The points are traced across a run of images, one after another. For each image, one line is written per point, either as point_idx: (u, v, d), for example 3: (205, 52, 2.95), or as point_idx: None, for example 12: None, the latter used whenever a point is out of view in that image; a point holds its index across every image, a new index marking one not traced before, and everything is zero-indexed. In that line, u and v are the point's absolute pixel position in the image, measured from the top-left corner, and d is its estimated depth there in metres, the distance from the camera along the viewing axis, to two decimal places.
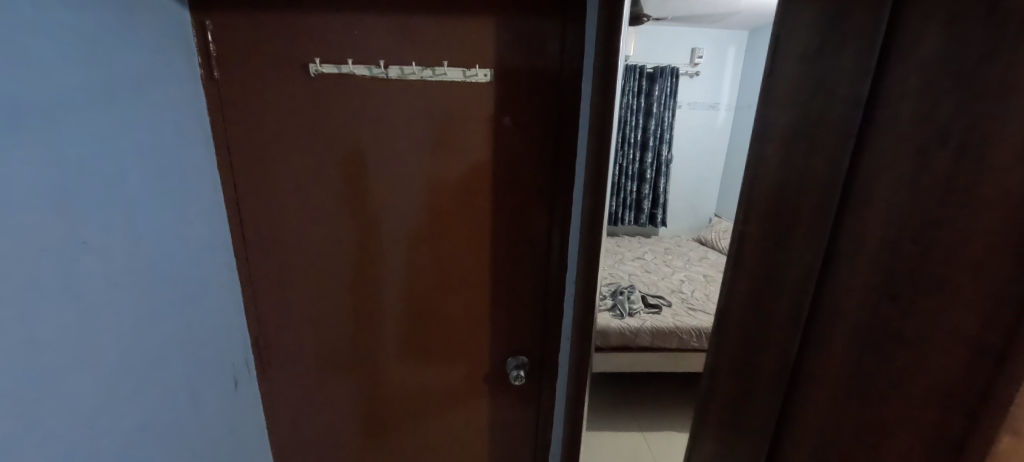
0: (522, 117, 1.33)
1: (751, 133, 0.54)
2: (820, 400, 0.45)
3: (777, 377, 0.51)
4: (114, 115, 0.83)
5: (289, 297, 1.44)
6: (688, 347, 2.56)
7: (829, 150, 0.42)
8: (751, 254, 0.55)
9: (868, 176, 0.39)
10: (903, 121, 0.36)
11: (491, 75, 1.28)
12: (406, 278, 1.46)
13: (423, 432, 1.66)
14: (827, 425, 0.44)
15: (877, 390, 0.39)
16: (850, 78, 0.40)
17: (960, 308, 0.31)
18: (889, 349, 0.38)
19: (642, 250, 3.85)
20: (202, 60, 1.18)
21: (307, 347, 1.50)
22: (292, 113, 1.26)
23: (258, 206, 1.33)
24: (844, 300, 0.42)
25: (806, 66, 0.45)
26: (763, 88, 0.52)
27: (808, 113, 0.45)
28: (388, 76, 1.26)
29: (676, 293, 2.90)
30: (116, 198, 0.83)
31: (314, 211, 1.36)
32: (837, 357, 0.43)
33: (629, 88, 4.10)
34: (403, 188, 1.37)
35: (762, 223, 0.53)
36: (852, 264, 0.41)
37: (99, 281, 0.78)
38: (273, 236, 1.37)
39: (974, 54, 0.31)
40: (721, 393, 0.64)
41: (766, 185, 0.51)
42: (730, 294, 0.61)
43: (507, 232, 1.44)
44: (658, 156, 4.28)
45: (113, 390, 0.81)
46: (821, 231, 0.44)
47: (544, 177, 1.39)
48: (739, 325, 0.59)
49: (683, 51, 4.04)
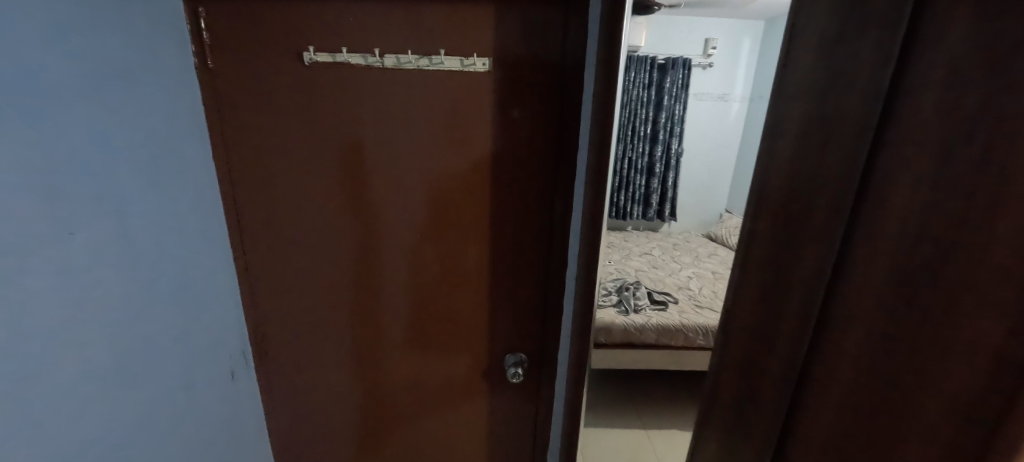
0: (524, 109, 1.31)
1: (763, 126, 0.52)
2: (829, 405, 0.43)
3: (783, 380, 0.49)
4: (103, 104, 0.82)
5: (289, 289, 1.45)
6: (694, 344, 2.53)
7: (845, 146, 0.40)
8: (759, 255, 0.53)
9: (886, 175, 0.37)
10: (928, 114, 0.33)
11: (490, 64, 1.26)
12: (408, 271, 1.46)
13: (423, 425, 1.67)
14: (834, 431, 0.43)
15: (889, 396, 0.37)
16: (868, 68, 0.38)
17: (982, 319, 0.29)
18: (903, 357, 0.36)
19: (650, 245, 3.81)
20: (197, 48, 1.18)
21: (306, 339, 1.52)
22: (294, 104, 1.26)
23: (260, 198, 1.34)
24: (857, 302, 0.40)
25: (823, 55, 0.43)
26: (776, 78, 0.50)
27: (824, 105, 0.42)
28: (383, 65, 1.24)
29: (684, 289, 2.87)
30: (103, 188, 0.82)
31: (312, 204, 1.36)
32: (849, 361, 0.41)
33: (641, 80, 4.15)
34: (403, 181, 1.36)
35: (772, 222, 0.51)
36: (867, 265, 0.39)
37: (88, 272, 0.78)
38: (271, 227, 1.37)
39: (1007, 40, 0.28)
40: (725, 394, 0.62)
41: (776, 183, 0.49)
42: (737, 294, 0.59)
43: (508, 226, 1.43)
44: (669, 149, 4.26)
45: (105, 383, 0.82)
46: (832, 232, 0.42)
47: (545, 170, 1.37)
48: (747, 325, 0.57)
49: (697, 41, 3.95)
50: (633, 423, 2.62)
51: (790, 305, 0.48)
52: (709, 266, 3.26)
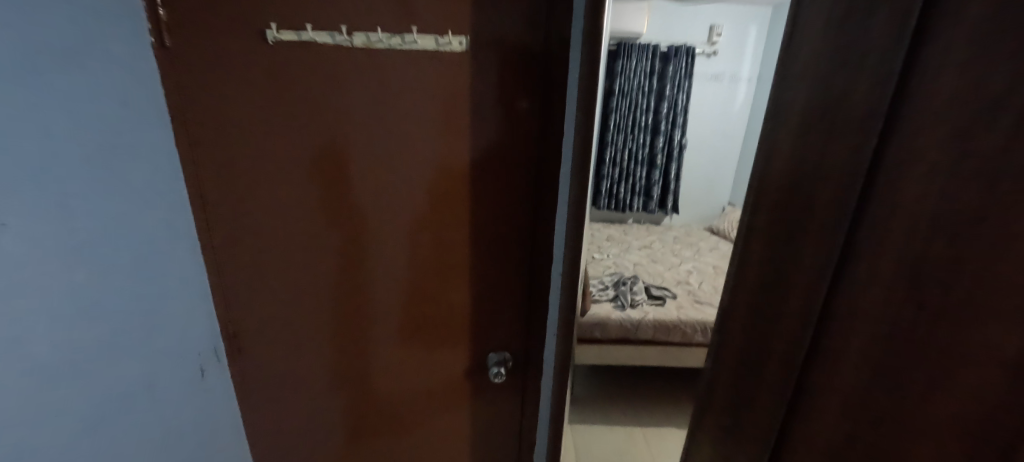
0: (505, 95, 1.24)
1: (766, 109, 0.48)
2: (829, 410, 0.40)
3: (782, 382, 0.46)
4: (43, 83, 0.75)
5: (262, 285, 1.42)
6: (692, 340, 2.50)
7: (852, 131, 0.36)
8: (758, 248, 0.50)
9: (898, 163, 0.33)
10: (949, 90, 0.29)
11: (466, 44, 1.19)
12: (384, 268, 1.41)
13: (405, 421, 1.64)
14: (833, 438, 0.40)
15: (893, 403, 0.34)
16: (881, 43, 0.34)
17: (1010, 327, 0.25)
18: (910, 363, 0.32)
19: (650, 238, 3.76)
20: (152, 26, 1.11)
21: (281, 335, 1.49)
22: (272, 91, 1.20)
23: (240, 189, 1.30)
24: (861, 302, 0.36)
25: (832, 30, 0.38)
26: (780, 59, 0.46)
27: (830, 86, 0.38)
28: (353, 44, 1.17)
29: (683, 284, 2.84)
30: (42, 176, 0.74)
31: (283, 197, 1.31)
32: (851, 365, 0.38)
33: (640, 68, 4.01)
34: (376, 174, 1.30)
35: (773, 213, 0.47)
36: (871, 262, 0.35)
37: (24, 269, 0.71)
38: (241, 221, 1.33)
39: None
40: (721, 393, 0.59)
41: (778, 170, 0.45)
42: (733, 290, 0.55)
43: (489, 221, 1.37)
44: (670, 140, 4.18)
45: (43, 391, 0.75)
46: (838, 224, 0.38)
47: (529, 160, 1.32)
48: (744, 323, 0.53)
49: (702, 28, 3.86)
50: (627, 419, 2.61)
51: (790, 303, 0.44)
52: (710, 260, 3.22)
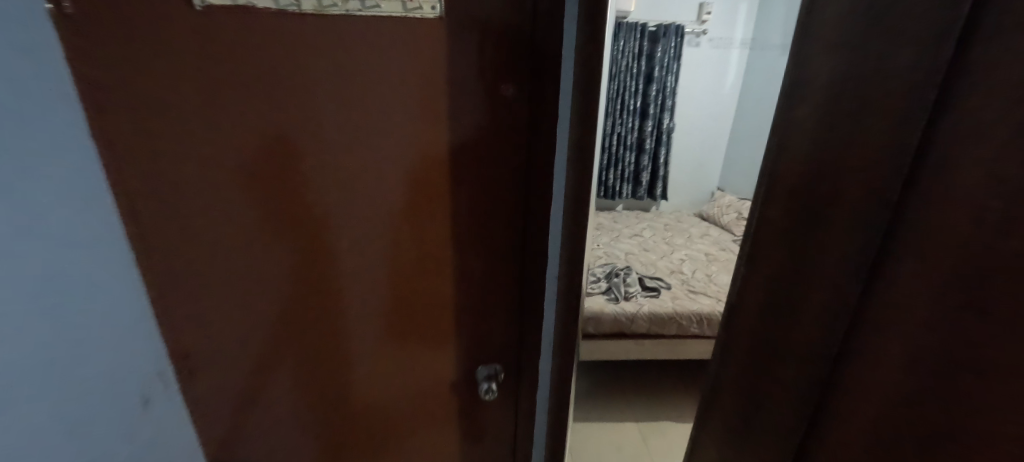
0: (489, 72, 1.12)
1: (780, 94, 0.48)
2: (862, 403, 0.39)
3: (803, 376, 0.45)
4: None
5: (213, 299, 1.23)
6: (687, 331, 2.49)
7: (891, 108, 0.35)
8: (775, 249, 0.48)
9: (966, 137, 0.31)
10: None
11: (439, 8, 1.05)
12: (360, 271, 1.27)
13: (389, 434, 1.51)
14: (869, 430, 0.38)
15: (940, 392, 0.33)
16: (919, 16, 0.33)
17: None
18: (968, 355, 0.31)
19: (641, 226, 3.73)
20: None
21: (242, 354, 1.30)
22: (215, 70, 1.02)
23: (183, 189, 1.11)
24: (897, 289, 0.35)
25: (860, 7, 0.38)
26: (797, 41, 0.46)
27: (863, 64, 0.37)
28: (302, 9, 1.00)
29: (676, 273, 2.82)
30: None
31: (232, 198, 1.13)
32: (887, 354, 0.36)
33: (629, 49, 3.85)
34: (345, 167, 1.15)
35: (791, 208, 0.46)
36: (916, 246, 0.34)
37: None
38: (183, 226, 1.14)
39: None
40: (731, 388, 0.57)
41: (798, 164, 0.45)
42: (745, 279, 0.55)
43: (476, 212, 1.26)
44: (659, 125, 4.09)
45: None
46: (880, 229, 0.36)
47: (518, 146, 1.20)
48: (756, 314, 0.52)
49: (691, 6, 3.80)
50: (627, 415, 2.60)
51: (812, 310, 0.43)
52: (701, 248, 3.21)
